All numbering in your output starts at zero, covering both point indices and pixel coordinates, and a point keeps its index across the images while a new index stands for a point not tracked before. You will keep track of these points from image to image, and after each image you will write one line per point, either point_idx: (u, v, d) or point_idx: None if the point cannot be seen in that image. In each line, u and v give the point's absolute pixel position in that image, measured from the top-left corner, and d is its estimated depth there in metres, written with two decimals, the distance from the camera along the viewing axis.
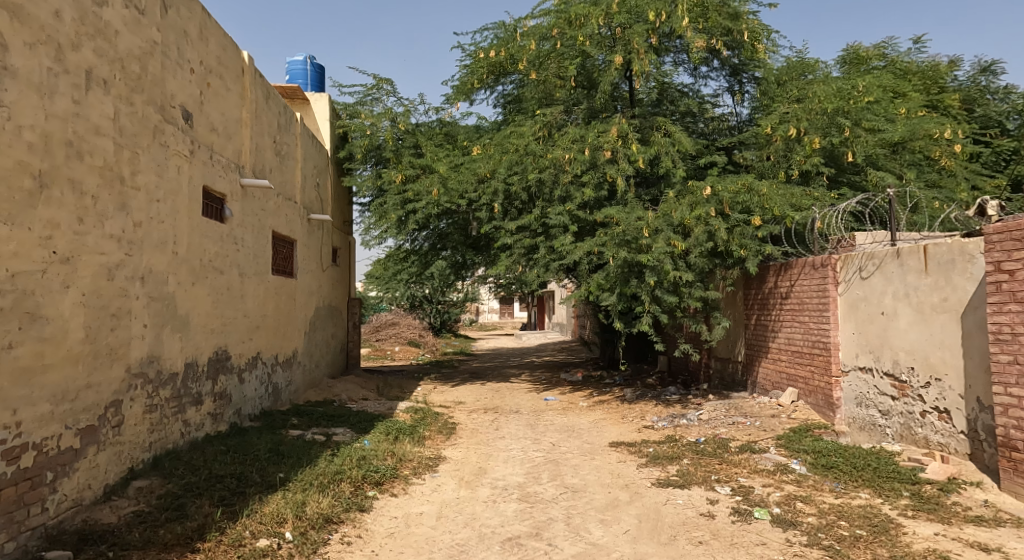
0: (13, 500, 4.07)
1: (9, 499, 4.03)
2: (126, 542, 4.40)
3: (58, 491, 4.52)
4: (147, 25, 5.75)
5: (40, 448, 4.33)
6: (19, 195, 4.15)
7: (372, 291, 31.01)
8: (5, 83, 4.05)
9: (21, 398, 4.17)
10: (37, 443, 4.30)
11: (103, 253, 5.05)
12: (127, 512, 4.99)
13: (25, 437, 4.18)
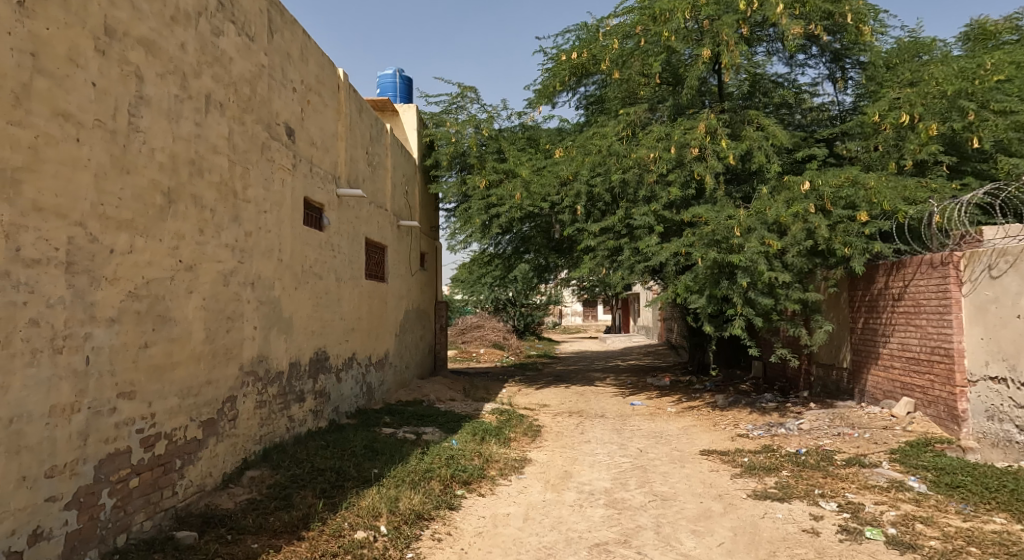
0: (150, 483, 4.56)
1: (146, 482, 4.52)
2: (242, 526, 4.80)
3: (185, 477, 5.01)
4: (256, 51, 6.26)
5: (170, 437, 4.81)
6: (151, 210, 4.59)
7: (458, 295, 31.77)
8: (141, 111, 4.52)
9: (154, 392, 4.62)
10: (167, 433, 4.78)
11: (220, 260, 5.54)
12: (242, 498, 5.45)
13: (158, 427, 4.65)
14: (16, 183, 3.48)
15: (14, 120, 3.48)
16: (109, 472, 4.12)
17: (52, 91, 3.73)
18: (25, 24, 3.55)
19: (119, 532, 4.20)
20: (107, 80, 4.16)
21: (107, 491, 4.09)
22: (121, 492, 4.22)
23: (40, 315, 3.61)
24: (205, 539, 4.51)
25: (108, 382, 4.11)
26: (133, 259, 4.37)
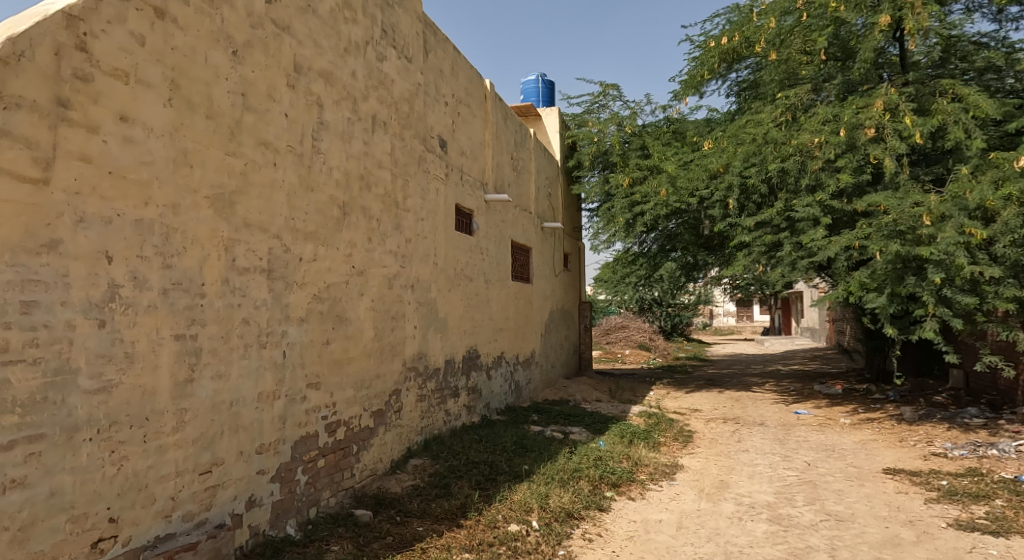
0: (334, 464, 5.09)
1: (331, 462, 5.05)
2: (409, 510, 5.20)
3: (361, 460, 5.54)
4: (413, 70, 6.72)
5: (348, 424, 5.32)
6: (330, 222, 5.05)
7: (602, 295, 31.44)
8: (322, 135, 4.99)
9: (335, 384, 5.11)
10: (346, 421, 5.29)
11: (385, 266, 6.04)
12: (408, 484, 5.90)
13: (338, 415, 5.16)
14: (231, 204, 3.91)
15: (230, 151, 3.91)
16: (303, 452, 4.65)
17: (257, 124, 4.18)
18: (238, 69, 4.01)
19: (310, 505, 4.73)
20: (296, 111, 4.62)
21: (301, 468, 4.63)
22: (312, 470, 4.76)
23: (250, 316, 4.05)
24: (379, 518, 4.96)
25: (299, 374, 4.59)
26: (317, 266, 4.83)
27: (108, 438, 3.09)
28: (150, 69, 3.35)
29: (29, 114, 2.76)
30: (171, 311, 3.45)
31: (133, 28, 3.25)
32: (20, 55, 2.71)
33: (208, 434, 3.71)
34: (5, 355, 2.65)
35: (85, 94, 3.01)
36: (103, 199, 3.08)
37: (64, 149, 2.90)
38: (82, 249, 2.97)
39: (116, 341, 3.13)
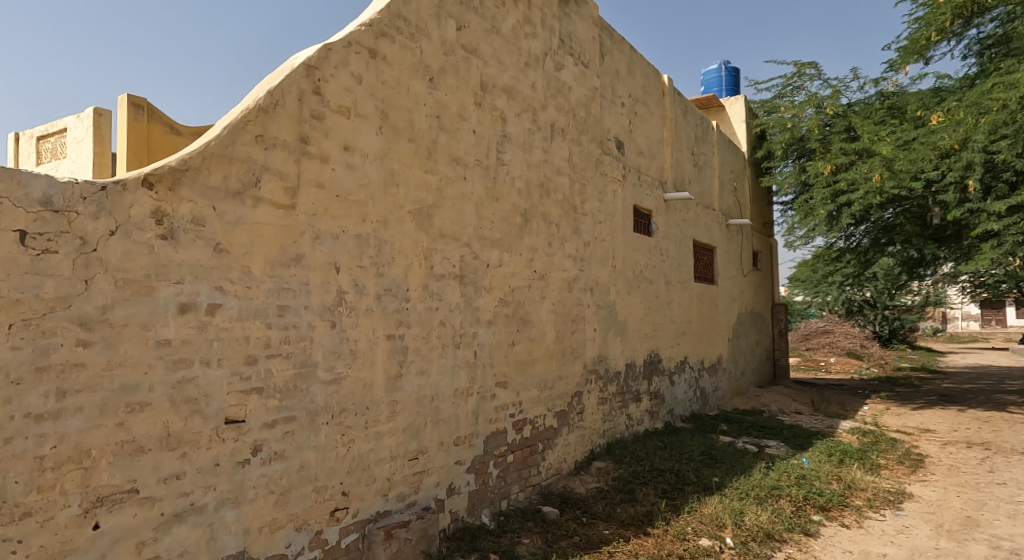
0: (521, 460, 5.35)
1: (519, 458, 5.31)
2: (594, 512, 5.29)
3: (546, 459, 5.74)
4: (590, 75, 6.81)
5: (533, 423, 5.54)
6: (514, 229, 5.29)
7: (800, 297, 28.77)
8: (506, 147, 5.27)
9: (520, 383, 5.35)
10: (531, 419, 5.50)
11: (565, 268, 6.15)
12: (592, 485, 5.99)
13: (524, 413, 5.38)
14: (430, 216, 4.33)
15: (428, 169, 4.34)
16: (494, 447, 4.97)
17: (450, 143, 4.57)
18: (434, 94, 4.42)
19: (501, 498, 5.03)
20: (483, 127, 4.95)
21: (493, 462, 4.95)
22: (502, 464, 5.07)
23: (446, 318, 4.45)
24: (566, 517, 5.12)
25: (489, 372, 4.91)
26: (502, 271, 5.11)
27: (339, 422, 3.60)
28: (366, 103, 3.85)
29: (281, 151, 3.32)
30: (383, 313, 3.92)
31: (353, 70, 3.76)
32: (275, 103, 3.28)
33: (415, 424, 4.14)
34: (267, 349, 3.22)
35: (319, 130, 3.54)
36: (333, 218, 3.61)
37: (305, 178, 3.45)
38: (318, 261, 3.51)
39: (343, 340, 3.64)
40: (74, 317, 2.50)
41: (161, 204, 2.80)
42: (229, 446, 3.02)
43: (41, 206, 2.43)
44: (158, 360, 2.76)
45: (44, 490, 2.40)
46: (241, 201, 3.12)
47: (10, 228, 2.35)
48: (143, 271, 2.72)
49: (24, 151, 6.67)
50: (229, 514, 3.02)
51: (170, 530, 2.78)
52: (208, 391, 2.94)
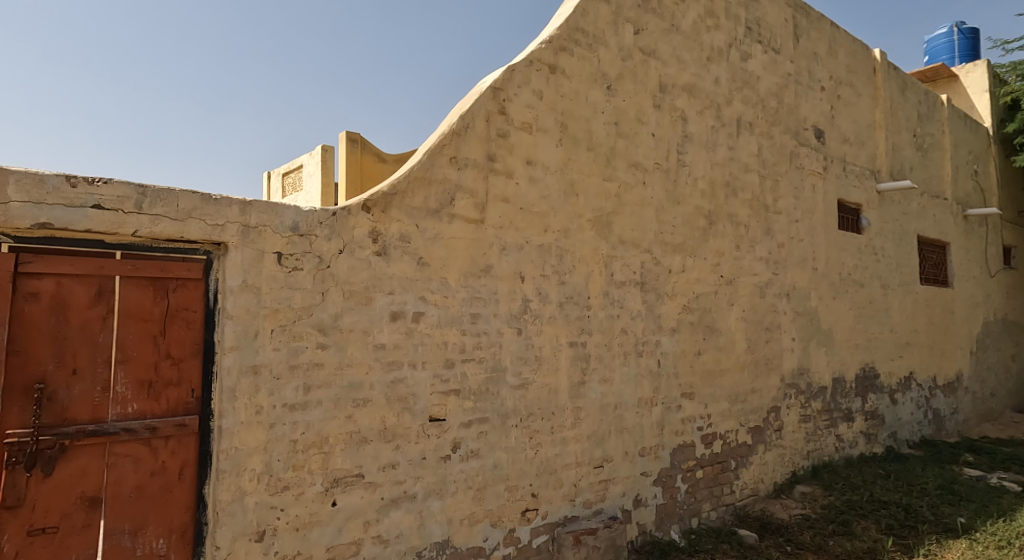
0: (712, 477, 5.07)
1: (709, 475, 5.04)
2: (800, 541, 4.84)
3: (740, 478, 5.37)
4: (782, 61, 6.28)
5: (725, 438, 5.19)
6: (697, 232, 5.05)
7: None
8: (687, 147, 5.06)
9: (709, 395, 5.07)
10: (722, 434, 5.18)
11: (756, 273, 5.68)
12: (796, 512, 5.46)
13: (714, 427, 5.09)
14: (609, 224, 4.34)
15: (606, 176, 4.35)
16: (682, 460, 4.79)
17: (629, 148, 4.54)
18: (612, 101, 4.43)
19: (692, 515, 4.83)
20: (662, 129, 4.83)
21: (681, 476, 4.77)
22: (691, 480, 4.86)
23: (628, 325, 4.41)
24: (765, 543, 4.75)
25: (674, 382, 4.75)
26: (685, 277, 4.91)
27: (528, 425, 3.75)
28: (547, 117, 3.98)
29: (472, 170, 3.57)
30: (566, 321, 4.01)
31: (535, 87, 3.92)
32: (466, 126, 3.54)
33: (599, 431, 4.16)
34: (463, 354, 3.47)
35: (505, 147, 3.74)
36: (518, 230, 3.78)
37: (493, 194, 3.66)
38: (505, 271, 3.70)
39: (529, 346, 3.79)
40: (314, 324, 2.93)
41: (376, 225, 3.16)
42: (433, 441, 3.31)
43: (291, 231, 2.89)
44: (375, 362, 3.12)
45: (297, 469, 2.84)
46: (439, 218, 3.40)
47: (270, 250, 2.82)
48: (363, 283, 3.10)
49: (272, 186, 8.11)
50: (435, 504, 3.30)
51: (389, 513, 3.12)
52: (415, 390, 3.25)
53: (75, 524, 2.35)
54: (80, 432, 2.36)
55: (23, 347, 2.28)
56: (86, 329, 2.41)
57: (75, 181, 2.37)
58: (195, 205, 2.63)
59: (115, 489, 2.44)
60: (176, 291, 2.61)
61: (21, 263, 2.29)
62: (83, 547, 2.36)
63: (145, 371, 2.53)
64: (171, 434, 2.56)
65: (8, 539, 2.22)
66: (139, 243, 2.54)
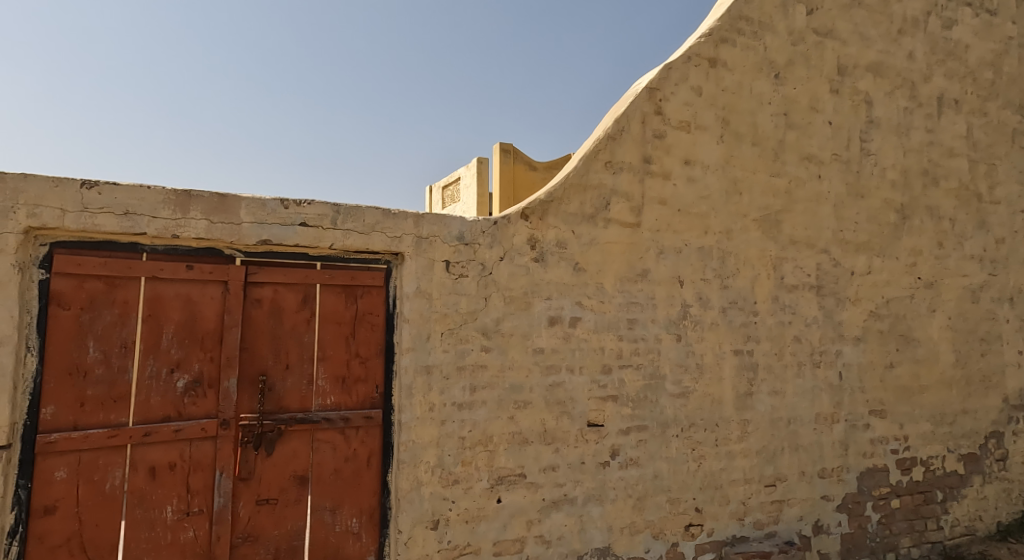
0: (912, 508, 4.41)
1: (908, 506, 4.39)
2: None
3: (950, 513, 4.60)
4: (1000, 23, 5.30)
5: (927, 465, 4.50)
6: (887, 229, 4.47)
7: None
8: (873, 134, 4.51)
9: (905, 414, 4.44)
10: (924, 460, 4.49)
11: (966, 274, 4.85)
12: None
13: (913, 451, 4.45)
14: (778, 223, 4.01)
15: (774, 172, 4.03)
16: (871, 486, 4.25)
17: (801, 140, 4.16)
18: (780, 91, 4.10)
19: (886, 550, 4.24)
20: (841, 116, 4.36)
21: (872, 504, 4.23)
22: (884, 509, 4.28)
23: (801, 333, 4.03)
24: None
25: (860, 398, 4.24)
26: (872, 279, 4.37)
27: (690, 436, 3.59)
28: (706, 114, 3.80)
29: (627, 173, 3.52)
30: (730, 328, 3.78)
31: (693, 83, 3.76)
32: (621, 130, 3.51)
33: (770, 447, 3.85)
34: (620, 360, 3.43)
35: (661, 148, 3.64)
36: (676, 232, 3.65)
37: (649, 196, 3.58)
38: (663, 275, 3.59)
39: (689, 353, 3.63)
40: (478, 327, 3.09)
41: (534, 232, 3.25)
42: (592, 447, 3.31)
43: (456, 240, 3.07)
44: (534, 365, 3.20)
45: (465, 464, 3.01)
46: (595, 223, 3.41)
47: (439, 259, 3.02)
48: (522, 289, 3.20)
49: (434, 200, 8.97)
50: (594, 509, 3.29)
51: (550, 514, 3.18)
52: (573, 394, 3.28)
53: (290, 498, 2.74)
54: (292, 419, 2.74)
55: (251, 344, 2.71)
56: (295, 330, 2.80)
57: (287, 204, 2.73)
58: (378, 220, 2.90)
59: (318, 470, 2.80)
60: (363, 297, 2.92)
61: (248, 274, 2.71)
62: (295, 519, 2.74)
63: (339, 368, 2.86)
64: (360, 425, 2.87)
65: (242, 506, 2.65)
66: (334, 254, 2.87)
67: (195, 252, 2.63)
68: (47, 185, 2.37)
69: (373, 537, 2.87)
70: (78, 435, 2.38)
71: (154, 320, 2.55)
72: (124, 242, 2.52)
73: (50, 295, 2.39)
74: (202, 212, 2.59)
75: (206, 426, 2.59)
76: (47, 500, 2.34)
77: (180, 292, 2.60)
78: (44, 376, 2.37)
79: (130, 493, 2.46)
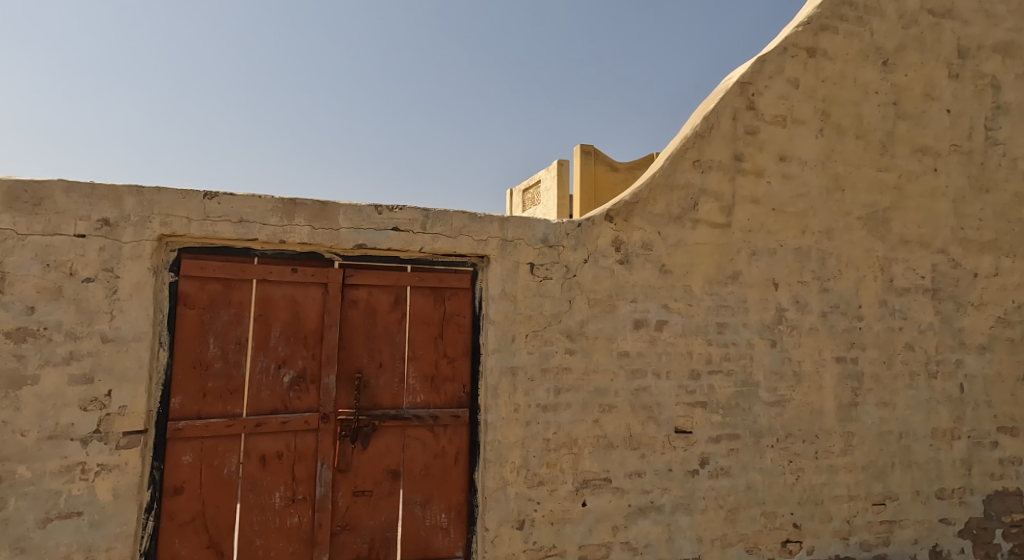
0: None
1: None
2: None
3: None
4: None
5: None
6: (1018, 226, 4.03)
7: None
8: (1000, 121, 4.09)
9: None
10: None
11: None
12: None
13: None
14: (886, 221, 3.73)
15: (882, 166, 3.75)
16: (1000, 512, 3.82)
17: (913, 131, 3.85)
18: (889, 79, 3.81)
19: None
20: (962, 102, 3.98)
21: (1001, 531, 3.81)
22: None
23: (914, 340, 3.72)
24: None
25: (985, 413, 3.85)
26: (1000, 282, 3.95)
27: (787, 447, 3.41)
28: (804, 107, 3.60)
29: (717, 172, 3.40)
30: (831, 333, 3.55)
31: (790, 75, 3.58)
32: (711, 127, 3.40)
33: (879, 463, 3.58)
34: (709, 365, 3.32)
35: (754, 144, 3.49)
36: (770, 232, 3.48)
37: (740, 195, 3.44)
38: (756, 277, 3.44)
39: (785, 360, 3.45)
40: (563, 330, 3.10)
41: (619, 233, 3.22)
42: (680, 454, 3.22)
43: (541, 243, 3.10)
44: (619, 369, 3.17)
45: (550, 465, 3.02)
46: (682, 224, 3.32)
47: (524, 261, 3.06)
48: (607, 291, 3.18)
49: (514, 203, 9.07)
50: (683, 519, 3.20)
51: (637, 521, 3.13)
52: (660, 399, 3.22)
53: (383, 491, 2.87)
54: (385, 415, 2.88)
55: (348, 343, 2.87)
56: (387, 329, 2.93)
57: (381, 209, 2.87)
58: (465, 223, 2.98)
59: (410, 465, 2.92)
60: (450, 298, 3.02)
61: (346, 277, 2.88)
62: (388, 511, 2.87)
63: (428, 367, 2.97)
64: (448, 423, 2.96)
65: (341, 496, 2.81)
66: (423, 258, 2.99)
67: (299, 256, 2.83)
68: (176, 197, 2.62)
69: (461, 533, 2.95)
70: (202, 423, 2.62)
71: (264, 319, 2.77)
72: (238, 247, 2.75)
73: (178, 296, 2.65)
74: (306, 219, 2.77)
75: (309, 419, 2.77)
76: (175, 481, 2.60)
77: (286, 293, 2.80)
78: (173, 368, 2.63)
79: (244, 478, 2.69)
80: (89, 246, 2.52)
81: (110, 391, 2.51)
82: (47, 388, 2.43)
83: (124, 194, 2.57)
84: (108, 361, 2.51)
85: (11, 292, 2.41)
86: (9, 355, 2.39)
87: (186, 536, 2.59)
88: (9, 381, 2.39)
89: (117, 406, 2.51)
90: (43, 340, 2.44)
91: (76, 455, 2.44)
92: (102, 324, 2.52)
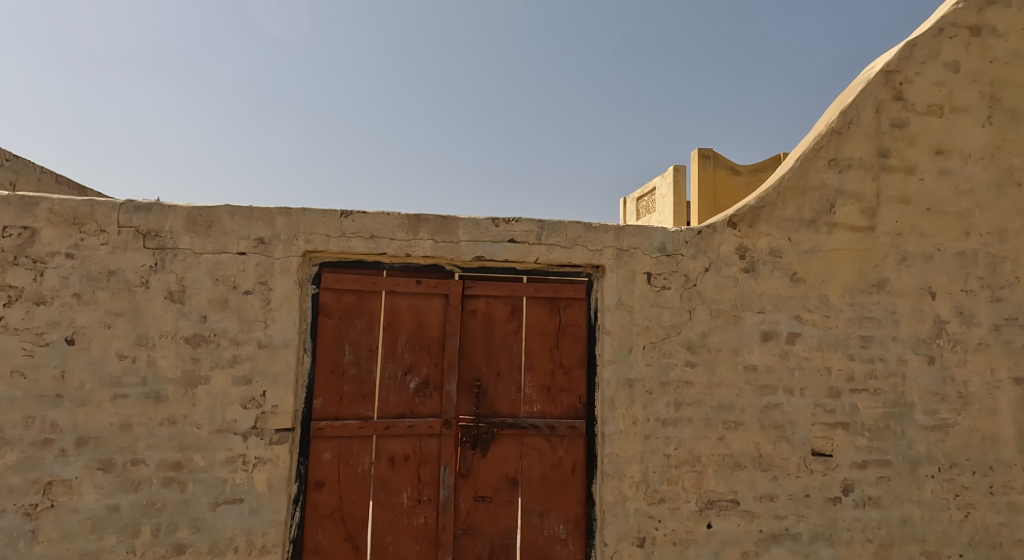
0: None
1: None
2: None
3: None
4: None
5: None
6: None
7: None
8: None
9: None
10: None
11: None
12: None
13: None
14: None
15: None
16: None
17: None
18: None
19: None
20: None
21: None
22: None
23: None
24: None
25: None
26: None
27: (952, 479, 3.00)
28: (967, 92, 3.18)
29: (857, 171, 3.10)
30: (1006, 350, 3.08)
31: (948, 58, 3.18)
32: (849, 123, 3.11)
33: None
34: (852, 383, 3.02)
35: (903, 138, 3.14)
36: (925, 235, 3.11)
37: (887, 195, 3.11)
38: (907, 286, 3.08)
39: (947, 379, 3.04)
40: (683, 341, 2.98)
41: (743, 240, 3.04)
42: (819, 479, 2.95)
43: (659, 252, 3.01)
44: (746, 384, 2.98)
45: (672, 483, 2.91)
46: (816, 228, 3.07)
47: (641, 270, 3.00)
48: (730, 302, 3.02)
49: (629, 211, 8.90)
50: (824, 550, 2.91)
51: (770, 549, 2.90)
52: (793, 418, 2.98)
53: (502, 497, 2.93)
54: (503, 423, 2.94)
55: (468, 352, 2.98)
56: (504, 339, 3.01)
57: (498, 222, 2.96)
58: (580, 233, 2.99)
59: (528, 474, 2.95)
60: (566, 309, 3.03)
61: (465, 288, 2.99)
62: (508, 518, 2.92)
63: (545, 377, 3.00)
64: (566, 433, 2.96)
65: (462, 500, 2.91)
66: (539, 269, 3.04)
67: (423, 268, 3.00)
68: (318, 217, 2.89)
69: (579, 545, 2.93)
70: (339, 423, 2.86)
71: (392, 328, 2.96)
72: (369, 261, 2.97)
73: (319, 307, 2.93)
74: (428, 233, 2.93)
75: (432, 424, 2.91)
76: (318, 476, 2.84)
77: (411, 304, 2.98)
78: (315, 372, 2.90)
79: (376, 477, 2.88)
80: (249, 262, 2.85)
81: (264, 391, 2.81)
82: (216, 387, 2.78)
83: (276, 215, 2.88)
84: (263, 364, 2.82)
85: (189, 303, 2.80)
86: (188, 357, 2.78)
87: (326, 528, 2.82)
88: (188, 380, 2.77)
89: (271, 406, 2.81)
90: (213, 345, 2.80)
91: (238, 447, 2.76)
92: (258, 331, 2.84)
